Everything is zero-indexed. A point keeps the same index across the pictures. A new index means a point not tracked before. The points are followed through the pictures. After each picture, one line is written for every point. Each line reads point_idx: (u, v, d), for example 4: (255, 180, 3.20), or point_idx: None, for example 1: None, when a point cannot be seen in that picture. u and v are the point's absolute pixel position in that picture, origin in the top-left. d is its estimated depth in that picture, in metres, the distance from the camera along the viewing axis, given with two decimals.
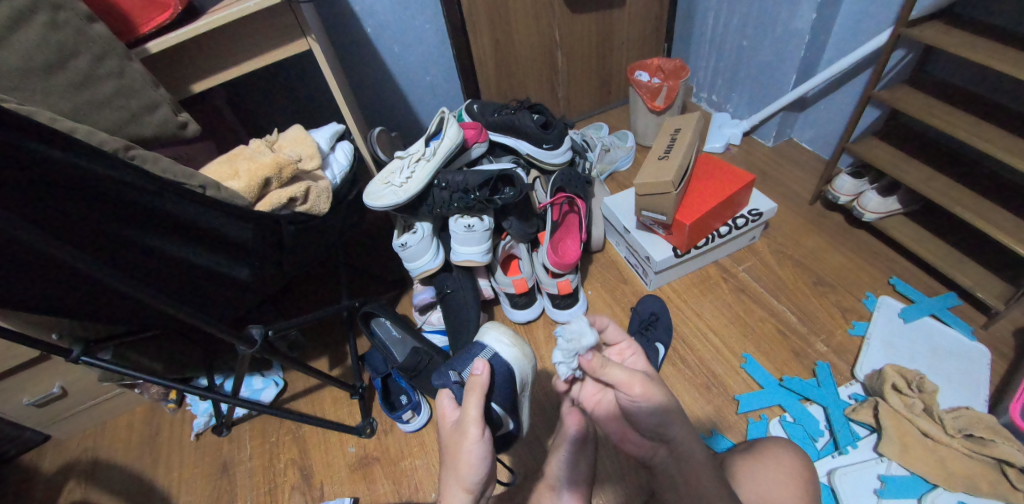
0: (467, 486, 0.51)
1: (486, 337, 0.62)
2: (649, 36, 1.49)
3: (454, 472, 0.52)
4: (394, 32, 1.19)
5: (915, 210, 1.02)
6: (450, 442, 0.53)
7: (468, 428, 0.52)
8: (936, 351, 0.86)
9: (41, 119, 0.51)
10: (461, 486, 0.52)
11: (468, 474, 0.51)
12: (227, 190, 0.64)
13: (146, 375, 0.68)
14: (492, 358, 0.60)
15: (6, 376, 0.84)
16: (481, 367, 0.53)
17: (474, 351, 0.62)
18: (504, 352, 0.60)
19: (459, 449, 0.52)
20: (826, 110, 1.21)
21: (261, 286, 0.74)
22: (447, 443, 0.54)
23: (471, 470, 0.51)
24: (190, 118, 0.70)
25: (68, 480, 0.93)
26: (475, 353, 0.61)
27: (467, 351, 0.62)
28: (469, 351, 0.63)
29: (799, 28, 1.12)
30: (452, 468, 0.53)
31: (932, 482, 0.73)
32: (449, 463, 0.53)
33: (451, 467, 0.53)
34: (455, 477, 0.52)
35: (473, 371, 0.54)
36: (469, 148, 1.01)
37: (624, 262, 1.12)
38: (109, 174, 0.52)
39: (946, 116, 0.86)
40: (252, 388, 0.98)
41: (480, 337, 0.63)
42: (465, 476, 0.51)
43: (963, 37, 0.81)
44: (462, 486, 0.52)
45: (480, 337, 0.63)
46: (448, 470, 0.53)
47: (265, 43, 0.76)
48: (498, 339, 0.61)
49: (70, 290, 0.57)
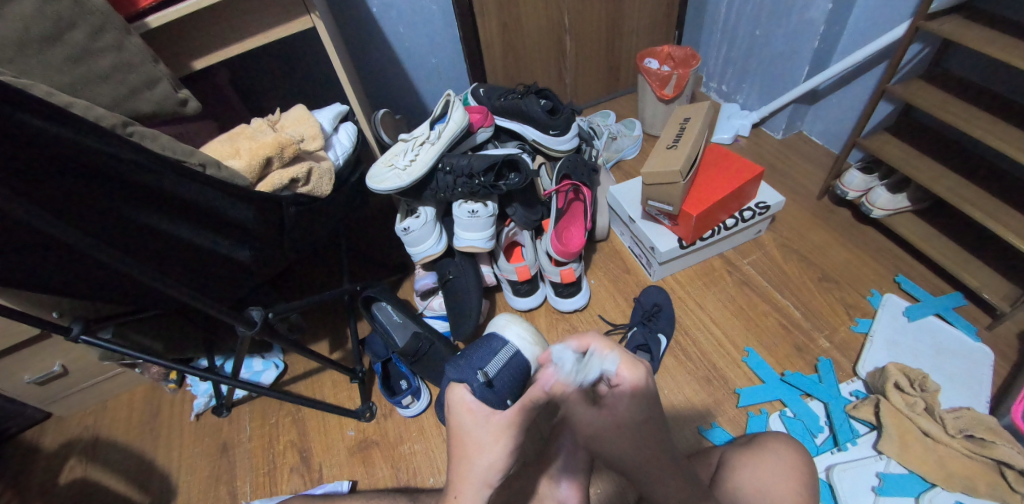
0: (490, 481, 0.51)
1: (507, 331, 0.57)
2: (659, 22, 1.45)
3: (476, 468, 0.51)
4: (399, 12, 1.16)
5: (924, 208, 1.01)
6: (485, 439, 0.52)
7: (513, 431, 0.52)
8: (940, 350, 0.86)
9: (37, 92, 0.49)
10: (484, 482, 0.51)
11: (497, 470, 0.51)
12: (227, 170, 0.63)
13: (146, 355, 0.67)
14: (517, 354, 0.56)
15: (5, 354, 0.83)
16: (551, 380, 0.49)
17: (495, 345, 0.56)
18: (527, 351, 0.57)
19: (498, 448, 0.51)
20: (839, 103, 1.19)
21: (261, 268, 0.73)
22: (477, 440, 0.52)
23: (501, 467, 0.51)
24: (191, 94, 0.68)
25: (69, 457, 0.93)
26: (496, 347, 0.56)
27: (487, 344, 0.56)
28: (487, 343, 0.56)
29: (814, 19, 1.09)
30: (476, 464, 0.51)
31: (930, 482, 0.73)
32: (474, 459, 0.51)
33: (475, 463, 0.51)
34: (479, 474, 0.51)
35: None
36: (475, 132, 0.99)
37: (628, 252, 1.11)
38: (108, 150, 0.51)
39: (963, 114, 0.84)
40: (252, 370, 0.98)
41: (499, 331, 0.57)
42: (492, 473, 0.51)
43: (985, 32, 0.79)
44: (484, 481, 0.51)
45: (498, 330, 0.58)
46: (469, 464, 0.52)
47: (267, 20, 0.73)
48: (521, 335, 0.57)
49: (68, 268, 0.56)
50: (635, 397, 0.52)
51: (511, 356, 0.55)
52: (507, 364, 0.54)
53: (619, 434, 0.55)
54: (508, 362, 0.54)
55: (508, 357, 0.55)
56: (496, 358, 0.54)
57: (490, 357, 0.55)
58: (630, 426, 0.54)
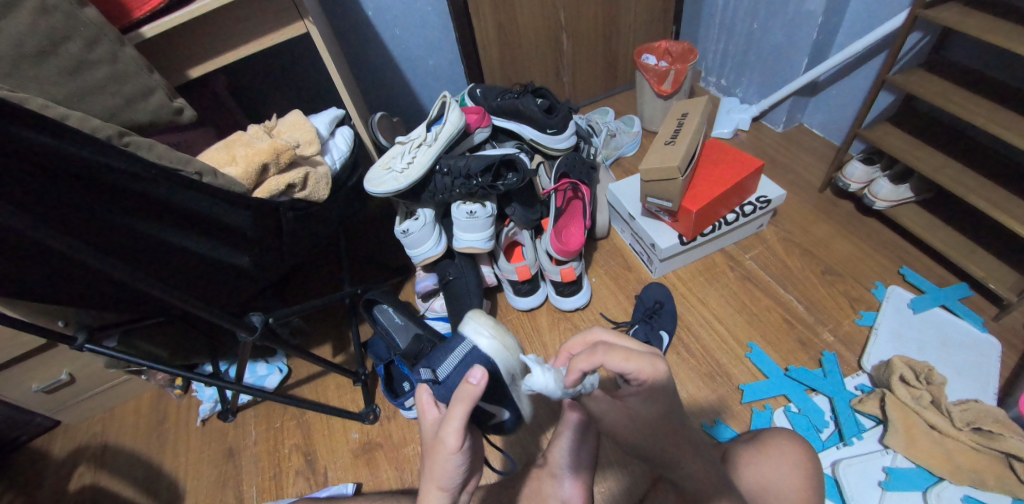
0: (443, 486, 0.48)
1: (466, 329, 0.55)
2: (657, 18, 1.45)
3: (426, 472, 0.49)
4: (395, 15, 1.16)
5: (928, 198, 1.00)
6: (429, 443, 0.49)
7: (446, 437, 0.46)
8: (946, 342, 0.85)
9: (33, 106, 0.50)
10: (437, 486, 0.48)
11: (445, 476, 0.48)
12: (224, 177, 0.63)
13: (151, 362, 0.68)
14: (472, 352, 0.54)
15: (11, 364, 0.84)
16: (479, 377, 0.46)
17: (453, 345, 0.56)
18: (483, 346, 0.54)
19: (436, 455, 0.47)
20: (838, 95, 1.18)
21: (260, 274, 0.73)
22: (426, 444, 0.50)
23: (451, 472, 0.47)
24: (186, 103, 0.68)
25: (78, 465, 0.94)
26: (452, 346, 0.56)
27: (445, 344, 0.57)
28: (446, 344, 0.57)
29: (811, 10, 1.08)
30: (426, 468, 0.49)
31: (938, 476, 0.72)
32: (425, 461, 0.50)
33: (425, 467, 0.49)
34: (429, 476, 0.49)
35: (469, 379, 0.46)
36: (472, 133, 0.99)
37: (629, 249, 1.11)
38: (106, 161, 0.52)
39: (965, 103, 0.83)
40: (257, 374, 0.99)
41: (460, 326, 0.56)
42: (439, 477, 0.48)
43: (984, 19, 0.78)
44: (437, 486, 0.48)
45: (460, 326, 0.56)
46: (423, 468, 0.50)
47: (261, 27, 0.73)
48: (478, 331, 0.55)
49: (72, 279, 0.57)
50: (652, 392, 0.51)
51: (463, 355, 0.55)
52: (455, 364, 0.55)
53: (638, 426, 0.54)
54: (456, 363, 0.54)
55: (461, 355, 0.55)
56: (448, 357, 0.55)
57: (446, 356, 0.56)
58: (650, 422, 0.53)
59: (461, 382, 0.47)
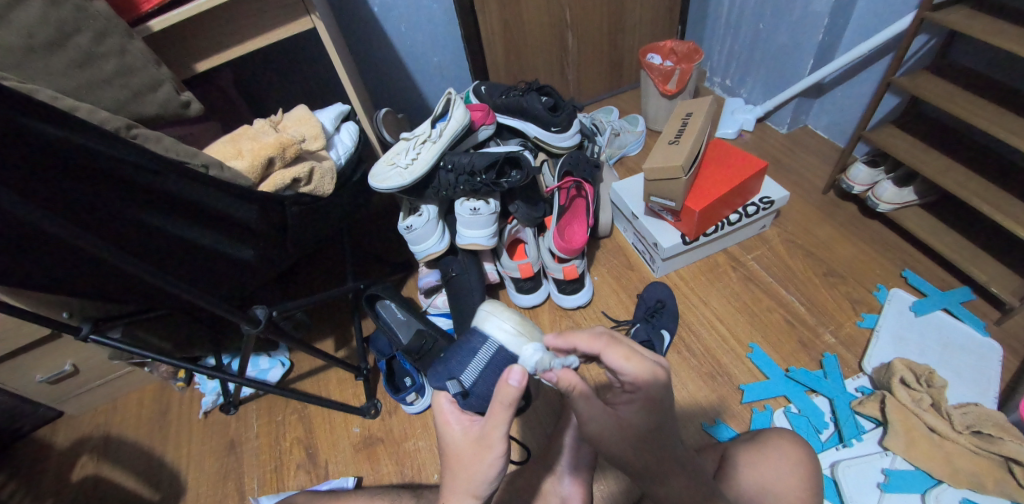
0: (476, 493, 0.50)
1: (486, 325, 0.53)
2: (662, 17, 1.44)
3: (460, 480, 0.51)
4: (401, 11, 1.16)
5: (932, 201, 1.00)
6: (466, 452, 0.51)
7: (492, 442, 0.50)
8: (947, 345, 0.85)
9: (42, 97, 0.50)
10: (470, 492, 0.50)
11: (481, 482, 0.50)
12: (230, 170, 0.64)
13: (156, 354, 0.68)
14: (498, 352, 0.53)
15: (17, 354, 0.85)
16: (519, 379, 0.47)
17: (475, 345, 0.53)
18: (510, 343, 0.52)
19: (478, 461, 0.50)
20: (843, 97, 1.18)
21: (266, 268, 0.74)
22: (458, 452, 0.52)
23: (486, 479, 0.50)
24: (194, 97, 0.68)
25: (81, 455, 0.95)
26: (475, 347, 0.53)
27: (466, 344, 0.54)
28: (467, 344, 0.54)
29: (817, 11, 1.08)
30: (459, 477, 0.51)
31: (937, 478, 0.73)
32: (458, 470, 0.51)
33: (457, 474, 0.51)
34: (463, 483, 0.51)
35: (509, 381, 0.47)
36: (476, 130, 0.98)
37: (632, 248, 1.11)
38: (114, 153, 0.52)
39: (969, 106, 0.82)
40: (259, 368, 1.00)
41: (480, 325, 0.54)
42: (476, 483, 0.50)
43: (992, 22, 0.78)
44: (470, 492, 0.50)
45: (480, 324, 0.54)
46: (454, 476, 0.51)
47: (267, 22, 0.73)
48: (502, 327, 0.53)
49: (82, 270, 0.57)
50: (643, 406, 0.50)
51: (490, 359, 0.53)
52: (481, 370, 0.53)
53: (625, 440, 0.50)
54: (484, 368, 0.52)
55: (488, 357, 0.53)
56: (472, 365, 0.53)
57: (469, 361, 0.53)
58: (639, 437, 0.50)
59: (501, 384, 0.47)
